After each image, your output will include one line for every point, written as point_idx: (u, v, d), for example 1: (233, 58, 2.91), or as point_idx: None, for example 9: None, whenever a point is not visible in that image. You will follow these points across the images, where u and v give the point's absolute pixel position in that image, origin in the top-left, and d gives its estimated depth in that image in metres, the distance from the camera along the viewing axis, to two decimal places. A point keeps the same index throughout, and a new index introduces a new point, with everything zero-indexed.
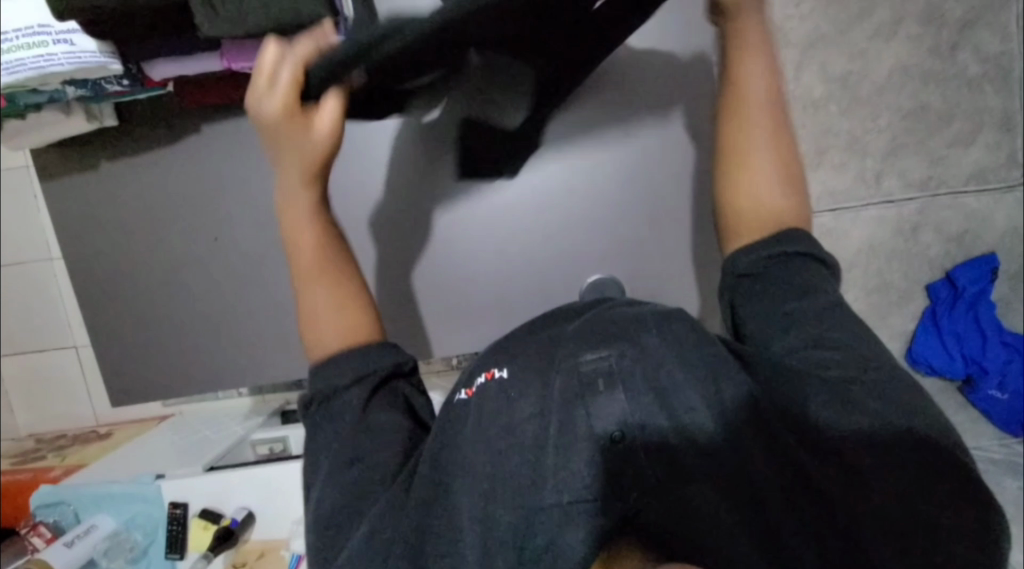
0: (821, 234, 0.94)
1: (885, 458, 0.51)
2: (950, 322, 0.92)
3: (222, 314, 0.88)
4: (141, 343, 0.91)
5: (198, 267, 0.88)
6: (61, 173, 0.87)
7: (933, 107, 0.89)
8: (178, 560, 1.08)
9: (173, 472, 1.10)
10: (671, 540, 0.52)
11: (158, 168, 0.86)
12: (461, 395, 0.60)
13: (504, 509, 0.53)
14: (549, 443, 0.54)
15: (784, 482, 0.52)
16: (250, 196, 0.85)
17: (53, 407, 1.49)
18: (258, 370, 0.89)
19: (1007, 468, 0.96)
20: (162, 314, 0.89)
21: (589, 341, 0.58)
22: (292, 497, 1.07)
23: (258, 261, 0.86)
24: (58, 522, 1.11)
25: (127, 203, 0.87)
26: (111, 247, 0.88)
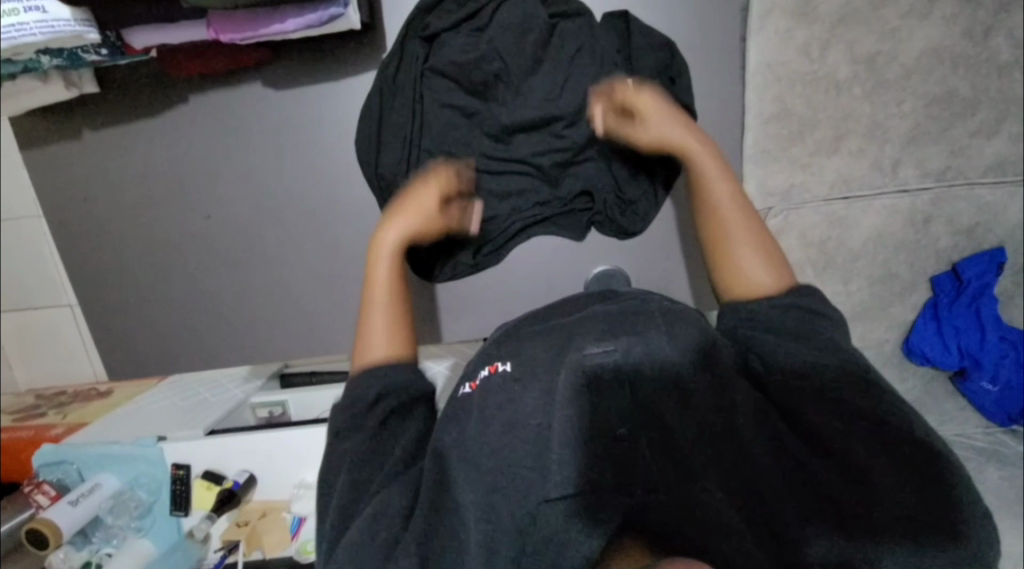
0: (831, 222, 0.92)
1: (860, 439, 0.53)
2: (951, 316, 0.92)
3: (219, 290, 0.87)
4: (133, 313, 0.89)
5: (191, 242, 0.85)
6: (43, 136, 0.83)
7: (960, 94, 0.85)
8: (183, 516, 1.11)
9: (175, 435, 1.12)
10: (670, 530, 0.53)
11: (144, 136, 0.82)
12: (465, 388, 0.62)
13: (506, 501, 0.54)
14: (553, 435, 0.56)
15: (774, 470, 0.56)
16: (247, 169, 0.82)
17: (50, 365, 1.50)
18: (257, 347, 0.89)
19: (989, 457, 0.98)
20: (155, 287, 0.88)
21: (597, 333, 0.59)
22: (293, 461, 1.10)
23: (256, 238, 0.84)
24: (62, 480, 1.13)
25: (114, 169, 0.83)
26: (99, 215, 0.85)
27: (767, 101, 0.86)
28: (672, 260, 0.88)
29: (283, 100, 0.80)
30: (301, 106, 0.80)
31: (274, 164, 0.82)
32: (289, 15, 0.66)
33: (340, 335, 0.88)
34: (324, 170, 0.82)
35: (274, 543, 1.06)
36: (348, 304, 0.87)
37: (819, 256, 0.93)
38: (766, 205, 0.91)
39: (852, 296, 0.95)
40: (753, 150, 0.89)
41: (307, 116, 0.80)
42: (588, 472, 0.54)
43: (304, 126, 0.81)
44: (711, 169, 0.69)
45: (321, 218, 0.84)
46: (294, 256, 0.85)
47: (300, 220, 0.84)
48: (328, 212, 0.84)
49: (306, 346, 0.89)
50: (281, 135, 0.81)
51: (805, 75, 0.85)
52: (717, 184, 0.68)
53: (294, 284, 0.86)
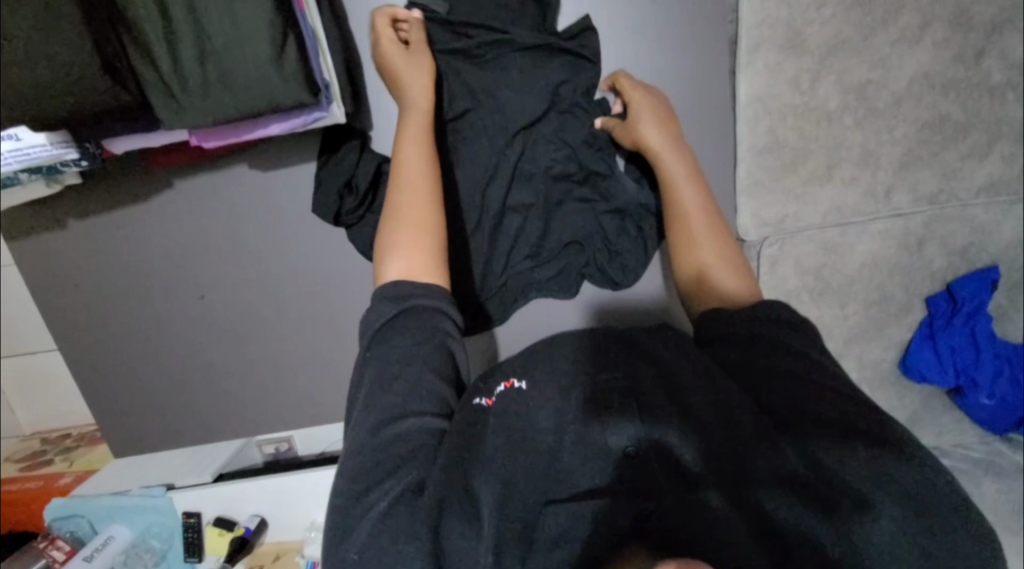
0: (826, 249, 0.92)
1: (861, 437, 0.51)
2: (947, 336, 0.93)
3: (222, 367, 0.88)
4: (133, 379, 0.89)
5: (189, 317, 0.85)
6: (24, 216, 0.81)
7: (952, 118, 0.85)
8: (197, 563, 1.13)
9: (182, 484, 1.12)
10: (677, 529, 0.51)
11: (130, 217, 0.80)
12: (481, 400, 0.58)
13: (513, 509, 0.51)
14: (563, 450, 0.55)
15: (778, 476, 0.51)
16: (238, 249, 0.81)
17: (50, 410, 1.50)
18: (263, 414, 0.90)
19: (986, 469, 1.00)
20: (154, 357, 0.87)
21: (604, 362, 0.63)
22: (305, 503, 1.11)
23: (253, 310, 0.85)
24: (75, 534, 1.14)
25: (99, 243, 0.81)
26: (89, 289, 0.84)
27: (758, 135, 0.85)
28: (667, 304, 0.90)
29: (270, 181, 0.79)
30: (285, 184, 0.79)
31: (263, 236, 0.81)
32: (273, 120, 0.69)
33: (343, 392, 0.89)
34: (315, 248, 0.82)
35: None
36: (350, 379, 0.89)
37: (815, 283, 0.93)
38: (761, 235, 0.91)
39: (848, 320, 0.95)
40: (746, 183, 0.88)
41: (293, 191, 0.79)
42: (590, 479, 0.55)
43: (295, 203, 0.80)
44: (685, 191, 0.72)
45: (318, 296, 0.84)
46: (293, 330, 0.86)
47: (294, 287, 0.84)
48: (324, 290, 0.84)
49: (311, 418, 0.91)
50: (269, 211, 0.80)
51: (796, 107, 0.84)
52: (691, 203, 0.72)
53: (294, 360, 0.87)
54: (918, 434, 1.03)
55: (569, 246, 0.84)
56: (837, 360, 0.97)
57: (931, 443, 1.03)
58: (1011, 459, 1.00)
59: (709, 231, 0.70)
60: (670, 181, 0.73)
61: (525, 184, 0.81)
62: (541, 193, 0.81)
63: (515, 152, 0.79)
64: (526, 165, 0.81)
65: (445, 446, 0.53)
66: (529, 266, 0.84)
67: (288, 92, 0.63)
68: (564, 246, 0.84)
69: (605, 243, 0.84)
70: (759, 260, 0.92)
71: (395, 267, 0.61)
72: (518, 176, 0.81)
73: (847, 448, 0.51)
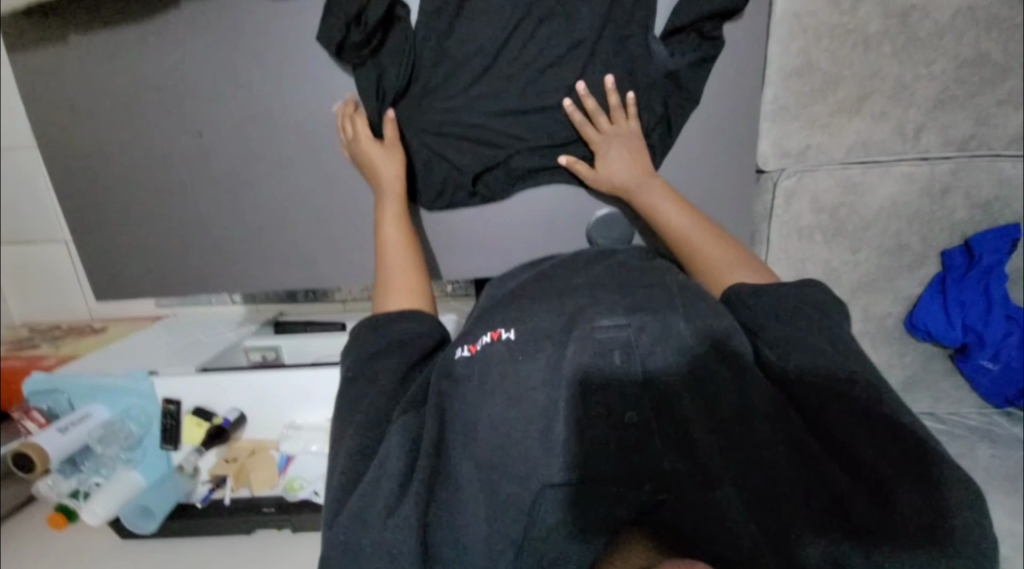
0: (846, 187, 0.88)
1: (874, 449, 0.55)
2: (959, 291, 0.90)
3: (213, 219, 0.84)
4: (115, 229, 0.84)
5: (179, 160, 0.81)
6: (24, 36, 0.77)
7: (992, 58, 0.82)
8: (173, 451, 1.11)
9: (166, 370, 1.12)
10: (680, 525, 0.54)
11: (132, 44, 0.76)
12: (464, 350, 0.64)
13: (507, 473, 0.56)
14: (559, 407, 0.58)
15: (792, 469, 0.56)
16: (242, 85, 0.77)
17: (42, 300, 1.49)
18: (247, 275, 0.86)
19: (982, 436, 0.98)
20: (137, 202, 0.83)
21: (611, 311, 0.63)
22: (285, 401, 1.10)
23: (249, 161, 0.81)
24: (52, 409, 1.13)
25: (99, 75, 0.78)
26: (82, 128, 0.80)
27: (791, 54, 0.82)
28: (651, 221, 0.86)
29: (281, 13, 0.75)
30: (296, 19, 0.75)
31: (268, 79, 0.77)
32: None
33: (336, 263, 0.86)
34: (321, 88, 0.78)
35: (262, 480, 1.08)
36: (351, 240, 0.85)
37: (829, 222, 0.90)
38: (780, 165, 0.88)
39: (859, 267, 0.92)
40: (771, 107, 0.85)
41: (304, 29, 0.76)
42: (593, 459, 0.55)
43: (302, 33, 0.76)
44: (668, 215, 0.78)
45: (319, 155, 0.81)
46: (296, 180, 0.82)
47: (295, 141, 0.80)
48: (326, 146, 0.80)
49: (310, 277, 0.87)
50: (279, 49, 0.76)
51: (834, 27, 0.80)
52: (676, 225, 0.77)
53: (284, 225, 0.84)
54: (916, 397, 1.01)
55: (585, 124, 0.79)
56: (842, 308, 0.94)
57: (927, 408, 1.01)
58: (1008, 430, 0.98)
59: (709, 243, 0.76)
60: (649, 210, 0.78)
61: (549, 47, 0.77)
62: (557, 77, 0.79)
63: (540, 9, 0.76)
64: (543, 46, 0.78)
65: (433, 407, 0.61)
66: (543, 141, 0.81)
67: None
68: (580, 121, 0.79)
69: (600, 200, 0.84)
70: (774, 193, 0.89)
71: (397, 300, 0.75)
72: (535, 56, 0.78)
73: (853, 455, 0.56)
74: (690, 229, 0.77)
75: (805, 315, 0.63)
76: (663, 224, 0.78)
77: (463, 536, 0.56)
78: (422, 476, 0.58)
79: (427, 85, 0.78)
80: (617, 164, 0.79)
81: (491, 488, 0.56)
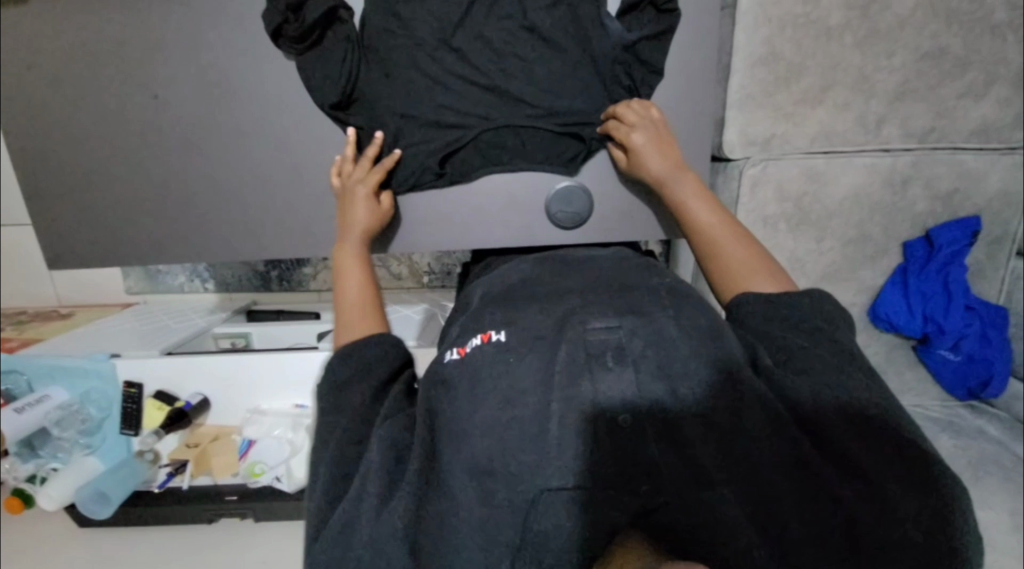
0: (810, 177, 0.90)
1: (885, 463, 0.52)
2: (918, 282, 0.91)
3: (168, 185, 0.82)
4: (70, 194, 0.82)
5: (135, 121, 0.79)
6: None
7: (950, 52, 0.83)
8: (133, 436, 1.09)
9: (129, 352, 1.09)
10: (684, 541, 0.50)
11: (95, 7, 0.77)
12: (453, 353, 0.57)
13: (493, 482, 0.50)
14: (548, 415, 0.50)
15: (809, 493, 0.49)
16: (203, 45, 0.77)
17: (11, 283, 1.46)
18: (200, 243, 0.83)
19: (944, 427, 0.99)
20: (92, 165, 0.81)
21: (601, 309, 0.55)
22: (252, 385, 1.08)
23: (208, 126, 0.80)
24: (11, 390, 1.11)
25: (63, 38, 0.78)
26: (42, 90, 0.79)
27: (755, 43, 0.83)
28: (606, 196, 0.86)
29: None
30: None
31: (229, 43, 0.78)
32: None
33: (291, 234, 0.83)
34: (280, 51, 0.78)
35: (223, 465, 1.06)
36: (312, 213, 0.82)
37: (794, 211, 0.91)
38: (745, 154, 0.89)
39: (823, 256, 0.93)
40: (737, 95, 0.86)
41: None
42: (584, 472, 0.49)
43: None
44: (699, 210, 0.73)
45: (277, 121, 0.80)
46: (260, 144, 0.80)
47: (255, 106, 0.79)
48: (283, 111, 0.80)
49: (274, 246, 0.83)
50: (242, 16, 0.77)
51: (797, 18, 0.82)
52: (706, 222, 0.72)
53: (242, 193, 0.82)
54: None
55: (547, 98, 0.81)
56: None
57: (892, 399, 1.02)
58: (968, 421, 1.00)
59: (737, 247, 0.69)
60: (682, 203, 0.74)
61: (506, 21, 0.80)
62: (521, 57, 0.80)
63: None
64: (507, 33, 0.80)
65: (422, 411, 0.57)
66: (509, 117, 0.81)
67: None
68: (541, 93, 0.80)
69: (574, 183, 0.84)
70: (740, 180, 0.90)
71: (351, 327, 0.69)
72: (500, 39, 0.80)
73: (869, 475, 0.51)
74: (722, 230, 0.71)
75: (812, 334, 0.60)
76: (691, 220, 0.73)
77: (442, 552, 0.50)
78: (407, 490, 0.53)
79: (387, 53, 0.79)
80: (649, 156, 0.76)
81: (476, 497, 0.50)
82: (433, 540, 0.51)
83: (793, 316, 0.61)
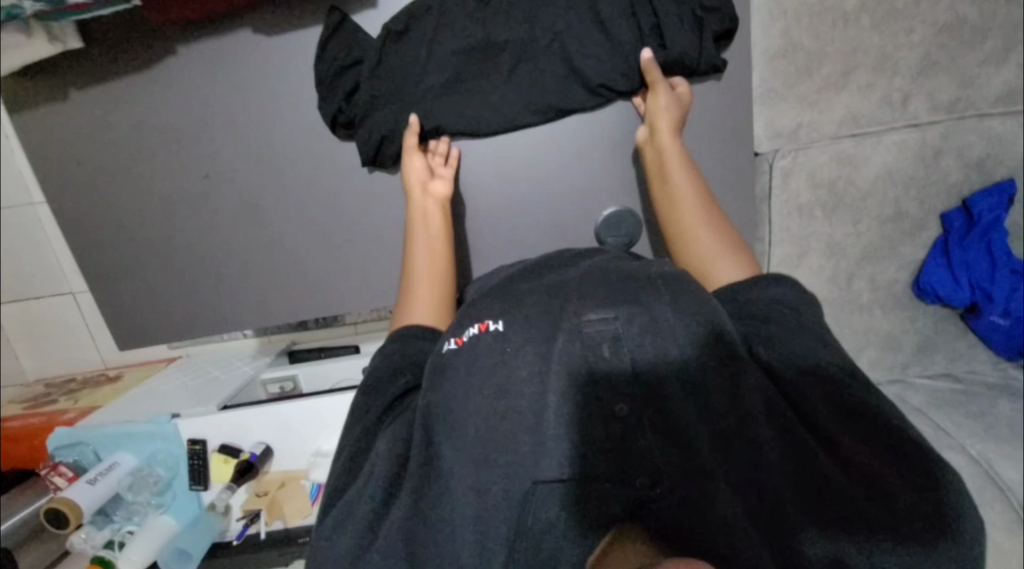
0: (841, 161, 0.90)
1: (880, 458, 0.55)
2: (963, 251, 0.91)
3: (223, 257, 0.84)
4: (129, 273, 0.85)
5: (188, 201, 0.82)
6: (22, 92, 0.77)
7: (969, 21, 0.83)
8: (202, 491, 1.12)
9: (188, 412, 1.13)
10: (681, 527, 0.54)
11: (132, 95, 0.78)
12: (449, 343, 0.61)
13: (497, 474, 0.56)
14: (548, 408, 0.56)
15: (789, 466, 0.56)
16: (245, 122, 0.79)
17: (55, 354, 1.49)
18: (259, 308, 0.87)
19: (1000, 391, 0.99)
20: (149, 246, 0.84)
21: (595, 301, 0.59)
22: (312, 430, 1.11)
23: (258, 195, 0.81)
24: (77, 462, 1.13)
25: (104, 126, 0.79)
26: (87, 176, 0.81)
27: (773, 37, 0.83)
28: (614, 195, 0.85)
29: (277, 48, 0.76)
30: (293, 57, 0.77)
31: (270, 115, 0.78)
32: None
33: (347, 290, 0.86)
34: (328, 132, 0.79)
35: (296, 510, 1.11)
36: (354, 270, 0.86)
37: (828, 197, 0.92)
38: (774, 146, 0.90)
39: (862, 237, 0.94)
40: (759, 90, 0.86)
41: (300, 67, 0.77)
42: (577, 461, 0.55)
43: (307, 77, 0.78)
44: (678, 175, 0.76)
45: (326, 187, 0.82)
46: (309, 209, 0.83)
47: (300, 174, 0.81)
48: (331, 177, 0.82)
49: (318, 308, 0.87)
50: (281, 89, 0.78)
51: (812, 8, 0.82)
52: (682, 186, 0.75)
53: (294, 258, 0.84)
54: (933, 359, 1.02)
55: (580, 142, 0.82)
56: (850, 280, 0.96)
57: (944, 368, 1.02)
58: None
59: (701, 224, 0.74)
60: (666, 165, 0.76)
61: (546, 67, 0.78)
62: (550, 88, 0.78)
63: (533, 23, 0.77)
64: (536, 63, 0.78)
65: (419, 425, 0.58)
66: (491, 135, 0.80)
67: None
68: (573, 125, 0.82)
69: (598, 194, 0.84)
70: (772, 173, 0.91)
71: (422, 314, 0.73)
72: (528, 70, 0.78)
73: (852, 447, 0.56)
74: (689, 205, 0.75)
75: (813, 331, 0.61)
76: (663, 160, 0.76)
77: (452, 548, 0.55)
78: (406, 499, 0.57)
79: (415, 125, 0.78)
80: (665, 113, 0.75)
81: (483, 492, 0.56)
82: (432, 525, 0.57)
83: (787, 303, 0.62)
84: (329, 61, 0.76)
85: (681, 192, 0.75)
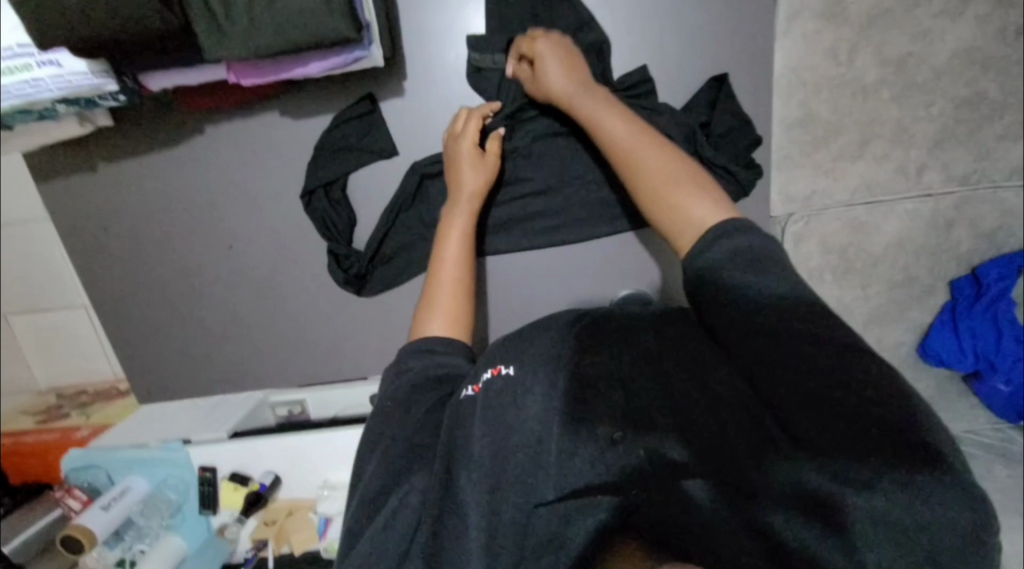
0: (853, 227, 0.90)
1: (860, 445, 0.42)
2: (969, 320, 0.92)
3: (248, 309, 0.90)
4: (157, 321, 0.91)
5: (215, 262, 0.87)
6: (66, 166, 0.84)
7: (989, 97, 0.83)
8: (212, 515, 1.15)
9: (197, 437, 1.14)
10: (667, 531, 0.49)
11: (165, 170, 0.83)
12: (468, 390, 0.59)
13: (504, 518, 0.53)
14: (553, 438, 0.56)
15: (756, 463, 0.48)
16: (269, 194, 0.83)
17: (68, 367, 1.51)
18: (277, 356, 0.92)
19: (998, 454, 1.01)
20: (177, 303, 0.90)
21: (589, 348, 0.61)
22: (318, 462, 1.13)
23: (281, 255, 0.86)
24: (92, 484, 1.17)
25: (137, 191, 0.84)
26: (121, 233, 0.86)
27: (792, 106, 0.83)
28: (628, 273, 0.86)
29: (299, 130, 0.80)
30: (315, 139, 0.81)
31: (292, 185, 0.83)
32: (312, 59, 0.69)
33: (362, 343, 0.90)
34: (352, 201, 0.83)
35: (302, 539, 1.10)
36: (372, 319, 0.89)
37: (838, 261, 0.92)
38: (787, 211, 0.90)
39: (870, 301, 0.95)
40: (776, 155, 0.86)
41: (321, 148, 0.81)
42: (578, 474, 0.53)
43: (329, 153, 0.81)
44: (609, 121, 0.64)
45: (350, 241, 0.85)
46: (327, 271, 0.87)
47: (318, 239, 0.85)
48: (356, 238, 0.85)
49: (330, 354, 0.92)
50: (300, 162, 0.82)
51: (832, 79, 0.81)
52: (616, 131, 0.63)
53: (314, 311, 0.89)
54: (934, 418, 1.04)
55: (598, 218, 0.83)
56: None
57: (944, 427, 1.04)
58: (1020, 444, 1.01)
59: (655, 158, 0.60)
60: (589, 116, 0.66)
61: (564, 153, 0.80)
62: (571, 172, 0.80)
63: (556, 124, 0.78)
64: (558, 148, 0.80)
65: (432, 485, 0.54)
66: (509, 225, 0.84)
67: (334, 33, 0.63)
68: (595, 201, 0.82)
69: (613, 259, 0.85)
70: (784, 237, 0.91)
71: (438, 327, 0.66)
72: (549, 155, 0.80)
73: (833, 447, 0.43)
74: (635, 144, 0.62)
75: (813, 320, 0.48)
76: (598, 124, 0.65)
77: None
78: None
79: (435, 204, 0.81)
80: (554, 74, 0.68)
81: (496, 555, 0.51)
82: None
83: (746, 258, 0.50)
84: (349, 146, 0.80)
85: (611, 134, 0.63)
